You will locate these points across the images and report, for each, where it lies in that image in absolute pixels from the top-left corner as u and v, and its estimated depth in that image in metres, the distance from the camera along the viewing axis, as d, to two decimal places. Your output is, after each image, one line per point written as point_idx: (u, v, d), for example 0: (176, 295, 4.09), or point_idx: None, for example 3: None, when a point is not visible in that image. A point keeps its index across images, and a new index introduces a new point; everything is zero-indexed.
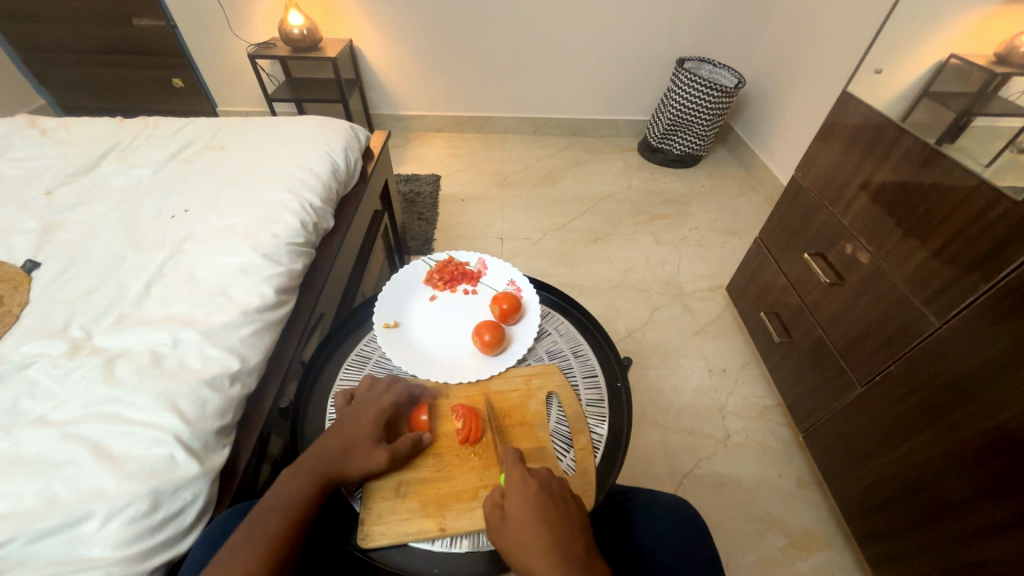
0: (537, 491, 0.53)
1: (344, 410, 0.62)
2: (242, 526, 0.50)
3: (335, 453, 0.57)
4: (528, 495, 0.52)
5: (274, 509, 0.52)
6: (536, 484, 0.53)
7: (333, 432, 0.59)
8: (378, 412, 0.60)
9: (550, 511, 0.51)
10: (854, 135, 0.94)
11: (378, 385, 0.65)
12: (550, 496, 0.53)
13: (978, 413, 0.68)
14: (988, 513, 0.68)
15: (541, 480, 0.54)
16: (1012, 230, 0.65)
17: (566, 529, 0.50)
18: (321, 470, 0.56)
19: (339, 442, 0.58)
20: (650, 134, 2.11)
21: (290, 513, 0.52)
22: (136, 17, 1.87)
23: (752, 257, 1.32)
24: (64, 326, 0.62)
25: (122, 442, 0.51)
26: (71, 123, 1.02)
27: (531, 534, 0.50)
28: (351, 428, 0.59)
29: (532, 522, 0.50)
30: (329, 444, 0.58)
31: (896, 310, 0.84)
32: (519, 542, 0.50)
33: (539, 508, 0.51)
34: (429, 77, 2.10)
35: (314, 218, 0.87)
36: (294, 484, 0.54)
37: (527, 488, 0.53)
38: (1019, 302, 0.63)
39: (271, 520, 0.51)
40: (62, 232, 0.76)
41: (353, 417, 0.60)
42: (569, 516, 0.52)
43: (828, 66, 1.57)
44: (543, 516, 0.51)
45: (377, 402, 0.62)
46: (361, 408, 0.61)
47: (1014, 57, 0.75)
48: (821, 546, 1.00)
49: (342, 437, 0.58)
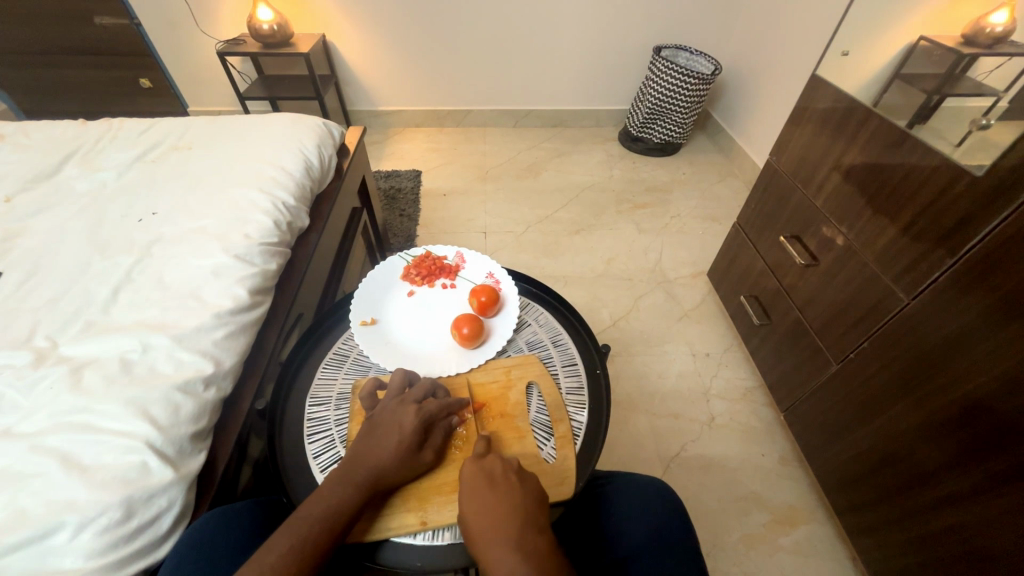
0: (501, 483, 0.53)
1: (381, 410, 0.60)
2: (281, 528, 0.50)
3: (379, 458, 0.56)
4: (469, 484, 0.54)
5: (319, 518, 0.50)
6: (475, 472, 0.54)
7: (375, 435, 0.57)
8: (423, 415, 0.59)
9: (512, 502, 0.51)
10: (824, 118, 0.95)
11: (421, 388, 0.63)
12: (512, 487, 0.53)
13: (948, 384, 0.70)
14: (960, 480, 0.70)
15: (483, 467, 0.55)
16: (974, 206, 0.67)
17: (504, 509, 0.51)
18: (368, 476, 0.54)
19: (385, 449, 0.56)
20: (630, 123, 2.11)
21: (334, 522, 0.51)
22: (97, 15, 1.81)
23: (731, 242, 1.33)
24: (28, 335, 0.60)
25: (92, 451, 0.50)
26: (29, 127, 0.99)
27: (494, 523, 0.49)
28: (394, 434, 0.57)
29: (472, 509, 0.51)
30: (374, 448, 0.56)
31: (869, 288, 0.86)
32: (466, 534, 0.51)
33: (477, 495, 0.52)
34: (406, 71, 2.07)
35: (288, 217, 0.85)
36: (339, 493, 0.53)
37: (468, 477, 0.54)
38: (985, 274, 0.65)
39: (317, 529, 0.50)
40: (23, 239, 0.73)
41: (396, 419, 0.58)
42: (510, 496, 0.52)
43: (801, 50, 1.59)
44: (482, 502, 0.51)
45: (420, 405, 0.60)
46: (403, 411, 0.59)
47: (982, 37, 0.76)
48: (803, 520, 1.03)
49: (389, 441, 0.57)
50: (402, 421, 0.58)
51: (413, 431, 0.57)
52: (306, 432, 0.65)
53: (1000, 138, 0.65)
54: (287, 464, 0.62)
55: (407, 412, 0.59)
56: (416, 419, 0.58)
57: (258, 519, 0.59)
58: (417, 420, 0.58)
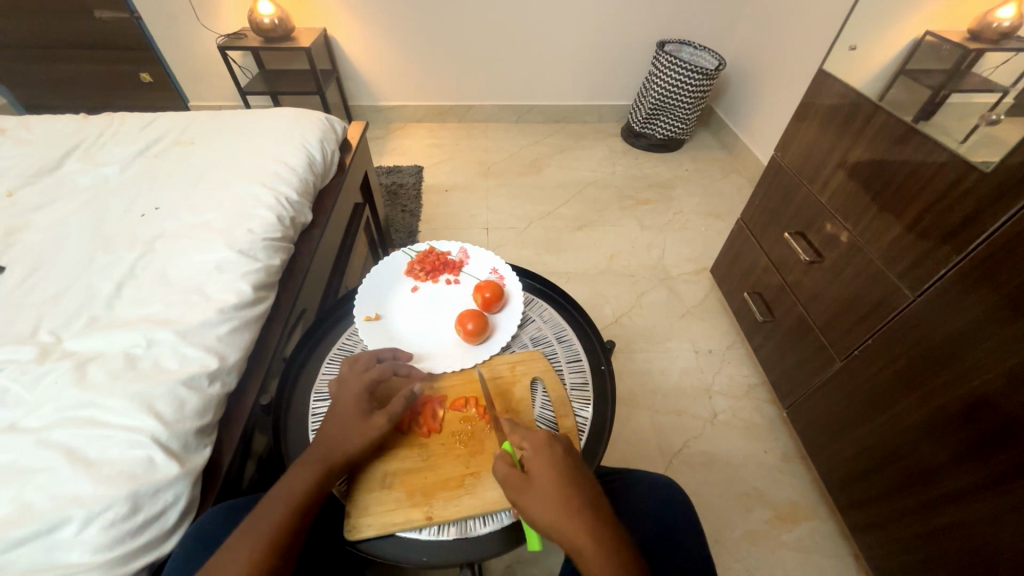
0: (559, 453, 0.53)
1: (332, 392, 0.62)
2: (256, 510, 0.51)
3: (333, 434, 0.57)
4: (554, 456, 0.53)
5: (280, 497, 0.52)
6: (560, 446, 0.54)
7: (329, 417, 0.59)
8: (365, 386, 0.60)
9: (575, 471, 0.53)
10: (830, 114, 0.95)
11: (363, 360, 0.64)
12: (570, 458, 0.54)
13: (952, 380, 0.70)
14: (964, 477, 0.69)
15: (561, 441, 0.55)
16: (982, 202, 0.66)
17: (590, 489, 0.52)
18: (323, 453, 0.55)
19: (335, 426, 0.57)
20: (633, 119, 2.10)
21: (297, 500, 0.52)
22: (97, 9, 1.80)
23: (735, 238, 1.33)
24: (32, 331, 0.60)
25: (98, 446, 0.50)
26: (31, 122, 0.98)
27: (561, 493, 0.50)
28: (342, 408, 0.59)
29: (561, 477, 0.51)
30: (327, 429, 0.58)
31: (873, 285, 0.86)
32: (545, 502, 0.50)
33: (567, 470, 0.52)
34: (407, 66, 2.06)
35: (291, 212, 0.85)
36: (300, 472, 0.54)
37: (552, 450, 0.53)
38: (993, 269, 0.64)
39: (278, 509, 0.51)
40: (26, 234, 0.73)
41: (341, 396, 0.60)
42: (586, 474, 0.54)
43: (805, 46, 1.58)
44: (571, 478, 0.52)
45: (360, 376, 0.62)
46: (346, 387, 0.61)
47: (988, 33, 0.75)
48: (806, 517, 1.03)
49: (338, 418, 0.58)
50: (348, 395, 0.60)
51: (356, 401, 0.59)
52: (310, 428, 0.65)
53: (1006, 135, 0.65)
54: (292, 460, 0.62)
55: (347, 385, 0.61)
56: (358, 390, 0.60)
57: None
58: (359, 390, 0.60)
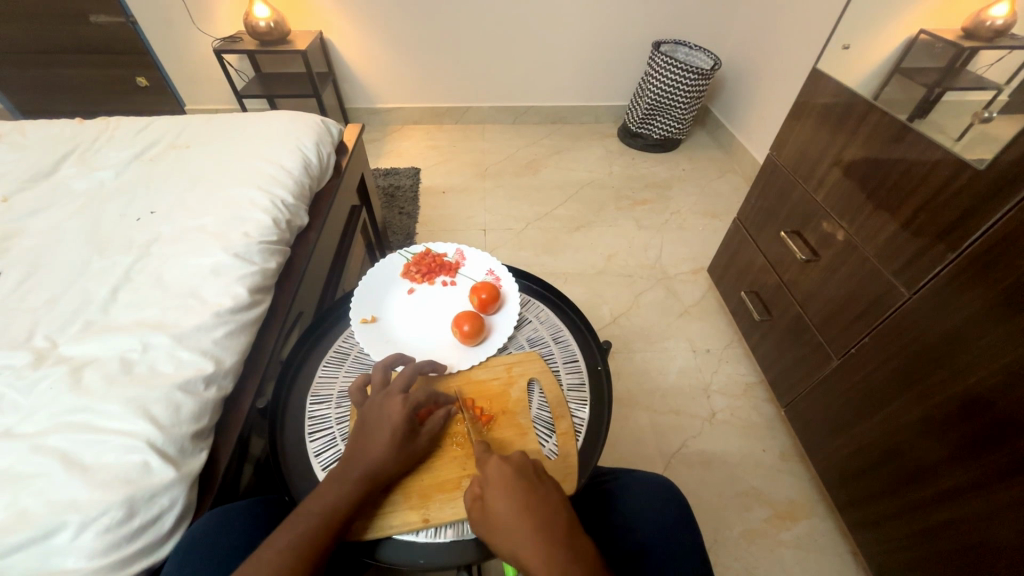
0: (513, 477, 0.52)
1: (369, 405, 0.60)
2: (286, 524, 0.50)
3: (374, 451, 0.55)
4: (506, 481, 0.52)
5: (316, 512, 0.51)
6: (512, 470, 0.53)
7: (368, 430, 0.57)
8: (411, 404, 0.59)
9: (529, 494, 0.51)
10: (824, 113, 0.95)
11: (404, 375, 0.63)
12: (526, 480, 0.52)
13: (948, 377, 0.70)
14: (962, 474, 0.69)
15: (516, 465, 0.54)
16: (977, 199, 0.66)
17: (549, 510, 0.50)
18: (363, 470, 0.54)
19: (378, 443, 0.56)
20: (629, 119, 2.11)
21: (334, 518, 0.51)
22: (93, 14, 1.80)
23: (732, 237, 1.33)
24: (27, 336, 0.59)
25: (93, 451, 0.50)
26: (26, 127, 0.98)
27: (514, 519, 0.49)
28: (385, 425, 0.57)
29: (512, 504, 0.50)
30: (367, 444, 0.56)
31: (869, 283, 0.86)
32: (500, 532, 0.49)
33: (518, 497, 0.51)
34: (403, 68, 2.07)
35: (287, 215, 0.85)
36: (336, 488, 0.53)
37: (504, 476, 0.52)
38: (988, 266, 0.65)
39: (314, 526, 0.50)
40: (21, 239, 0.73)
41: (385, 413, 0.58)
42: (548, 494, 0.52)
43: (799, 45, 1.59)
44: (523, 503, 0.50)
45: (405, 395, 0.60)
46: (390, 403, 0.59)
47: (982, 31, 0.75)
48: (804, 515, 1.03)
49: (380, 435, 0.56)
50: (392, 411, 0.58)
51: (402, 421, 0.57)
52: (307, 430, 0.65)
53: (999, 133, 0.65)
54: (289, 463, 0.62)
55: (394, 403, 0.58)
56: (404, 408, 0.58)
57: (260, 518, 0.59)
58: (406, 408, 0.58)
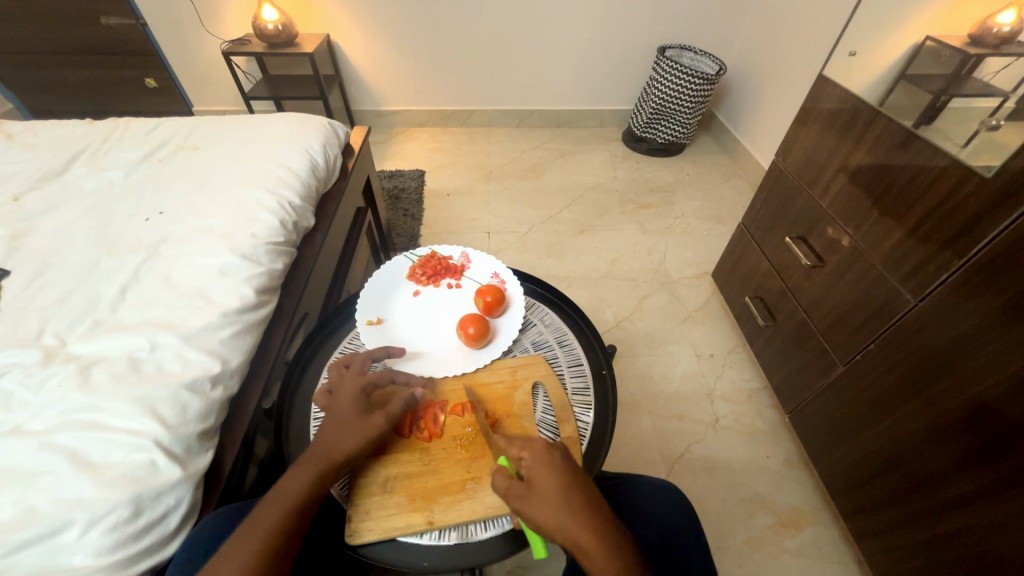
0: (559, 460, 0.54)
1: (328, 402, 0.62)
2: (253, 512, 0.50)
3: (335, 440, 0.56)
4: (553, 462, 0.53)
5: (279, 498, 0.51)
6: (558, 452, 0.54)
7: (328, 420, 0.59)
8: (360, 393, 0.61)
9: (574, 474, 0.53)
10: (831, 118, 0.95)
11: (354, 369, 0.65)
12: (569, 463, 0.54)
13: (955, 385, 0.70)
14: (969, 483, 0.69)
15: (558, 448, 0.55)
16: (984, 207, 0.66)
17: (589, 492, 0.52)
18: (326, 459, 0.55)
19: (335, 429, 0.58)
20: (634, 124, 2.11)
21: (298, 504, 0.51)
22: (104, 16, 1.82)
23: (737, 243, 1.33)
24: (37, 334, 0.60)
25: (101, 450, 0.50)
26: (37, 127, 0.99)
27: (563, 498, 0.50)
28: (340, 416, 0.59)
29: (560, 483, 0.51)
30: (327, 434, 0.57)
31: (875, 289, 0.86)
32: (547, 508, 0.50)
33: (565, 475, 0.52)
34: (409, 71, 2.08)
35: (294, 217, 0.86)
36: (299, 475, 0.53)
37: (550, 456, 0.54)
38: (995, 274, 0.64)
39: (278, 510, 0.50)
40: (31, 238, 0.74)
41: (341, 401, 0.60)
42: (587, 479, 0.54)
43: (805, 51, 1.59)
44: (570, 482, 0.52)
45: (359, 382, 0.63)
46: (341, 396, 0.61)
47: (989, 38, 0.75)
48: (808, 523, 1.03)
49: (336, 422, 0.58)
50: (343, 403, 0.60)
51: (352, 407, 0.59)
52: (312, 432, 0.65)
53: (1007, 140, 0.65)
54: (294, 464, 0.63)
55: (346, 390, 0.61)
56: (353, 397, 0.60)
57: None
58: (355, 397, 0.60)
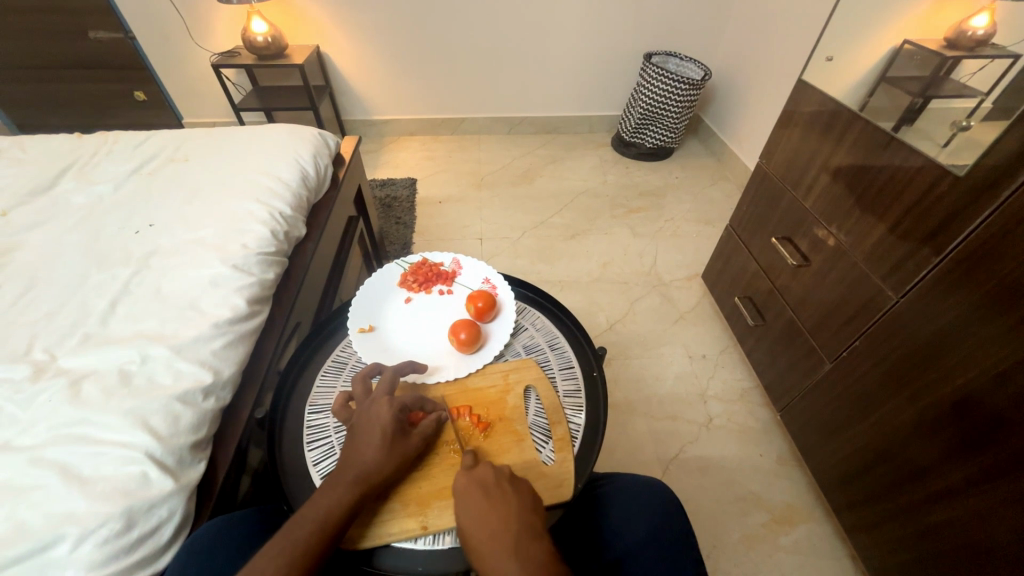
0: (471, 489, 0.54)
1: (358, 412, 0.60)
2: (282, 531, 0.50)
3: (368, 456, 0.56)
4: (465, 495, 0.54)
5: (312, 517, 0.50)
6: (469, 482, 0.55)
7: (357, 438, 0.57)
8: (396, 405, 0.60)
9: (485, 504, 0.52)
10: (811, 121, 0.98)
11: (386, 381, 0.63)
12: (483, 491, 0.54)
13: (937, 379, 0.72)
14: (956, 475, 0.70)
15: (474, 477, 0.55)
16: (959, 204, 0.68)
17: (500, 517, 0.51)
18: (358, 475, 0.54)
19: (369, 446, 0.56)
20: (622, 129, 2.14)
21: (332, 522, 0.51)
22: (92, 30, 1.82)
23: (725, 244, 1.35)
24: (26, 348, 0.60)
25: (92, 463, 0.50)
26: (25, 142, 0.99)
27: (476, 534, 0.50)
28: (374, 429, 0.57)
29: (471, 516, 0.52)
30: (359, 448, 0.56)
31: (859, 287, 0.88)
32: (466, 543, 0.51)
33: (476, 506, 0.52)
34: (399, 81, 2.09)
35: (285, 227, 0.86)
36: (332, 494, 0.53)
37: (463, 489, 0.54)
38: (973, 267, 0.66)
39: (311, 529, 0.50)
40: (20, 253, 0.74)
41: (373, 415, 0.59)
42: (505, 503, 0.52)
43: (786, 56, 1.62)
44: (480, 512, 0.52)
45: (392, 397, 0.61)
46: (376, 407, 0.59)
47: (964, 41, 0.77)
48: (802, 520, 1.04)
49: (371, 438, 0.57)
50: (378, 415, 0.58)
51: (392, 420, 0.58)
52: (305, 440, 0.65)
53: (980, 138, 0.66)
54: (287, 473, 0.63)
55: (380, 404, 0.59)
56: (391, 410, 0.59)
57: (258, 529, 0.59)
58: (393, 409, 0.59)
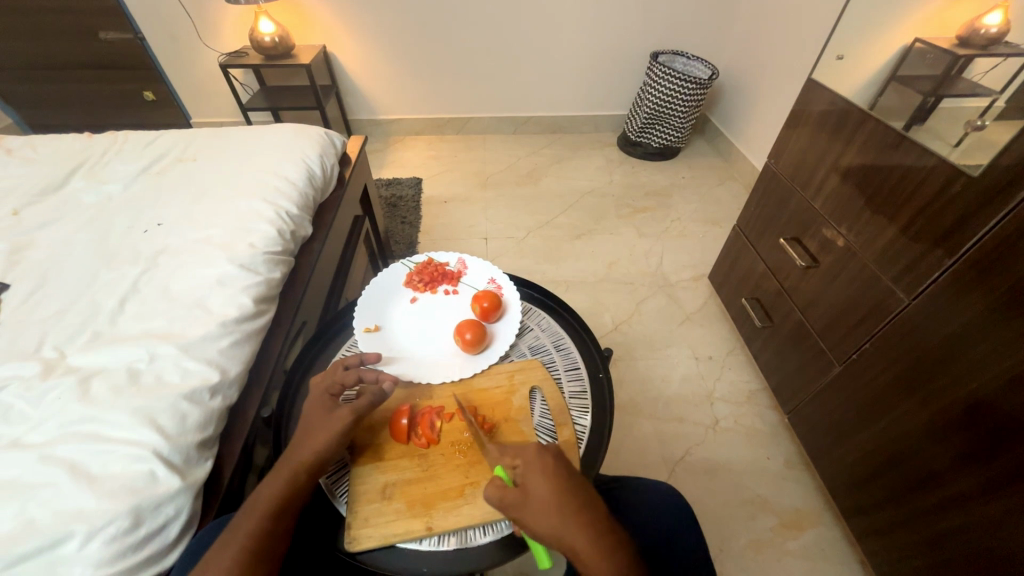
0: (555, 463, 0.53)
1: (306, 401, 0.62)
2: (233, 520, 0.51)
3: (310, 444, 0.57)
4: (547, 467, 0.53)
5: (255, 506, 0.52)
6: (552, 456, 0.54)
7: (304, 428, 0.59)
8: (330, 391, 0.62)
9: (569, 480, 0.52)
10: (821, 121, 0.97)
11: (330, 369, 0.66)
12: (565, 467, 0.54)
13: (949, 383, 0.71)
14: (969, 480, 0.69)
15: (552, 453, 0.55)
16: (973, 205, 0.67)
17: (584, 497, 0.51)
18: (303, 464, 0.56)
19: (309, 435, 0.58)
20: (628, 129, 2.13)
21: (274, 511, 0.52)
22: (102, 31, 1.84)
23: (732, 245, 1.34)
24: (37, 346, 0.60)
25: (100, 460, 0.50)
26: (36, 141, 1.00)
27: (560, 508, 0.49)
28: (313, 418, 0.59)
29: (555, 490, 0.51)
30: (302, 437, 0.58)
31: (869, 289, 0.86)
32: (542, 515, 0.49)
33: (560, 480, 0.51)
34: (406, 81, 2.10)
35: (291, 226, 0.86)
36: (273, 482, 0.54)
37: (544, 463, 0.53)
38: (987, 269, 0.65)
39: (255, 517, 0.51)
40: (31, 251, 0.74)
41: (314, 406, 0.61)
42: (583, 484, 0.53)
43: (795, 55, 1.61)
44: (564, 487, 0.51)
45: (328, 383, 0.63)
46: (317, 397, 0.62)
47: (976, 39, 0.76)
48: (810, 524, 1.03)
49: (310, 427, 0.59)
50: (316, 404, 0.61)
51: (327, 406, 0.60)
52: None
53: (995, 138, 0.65)
54: None
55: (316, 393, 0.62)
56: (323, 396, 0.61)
57: None
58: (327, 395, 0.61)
